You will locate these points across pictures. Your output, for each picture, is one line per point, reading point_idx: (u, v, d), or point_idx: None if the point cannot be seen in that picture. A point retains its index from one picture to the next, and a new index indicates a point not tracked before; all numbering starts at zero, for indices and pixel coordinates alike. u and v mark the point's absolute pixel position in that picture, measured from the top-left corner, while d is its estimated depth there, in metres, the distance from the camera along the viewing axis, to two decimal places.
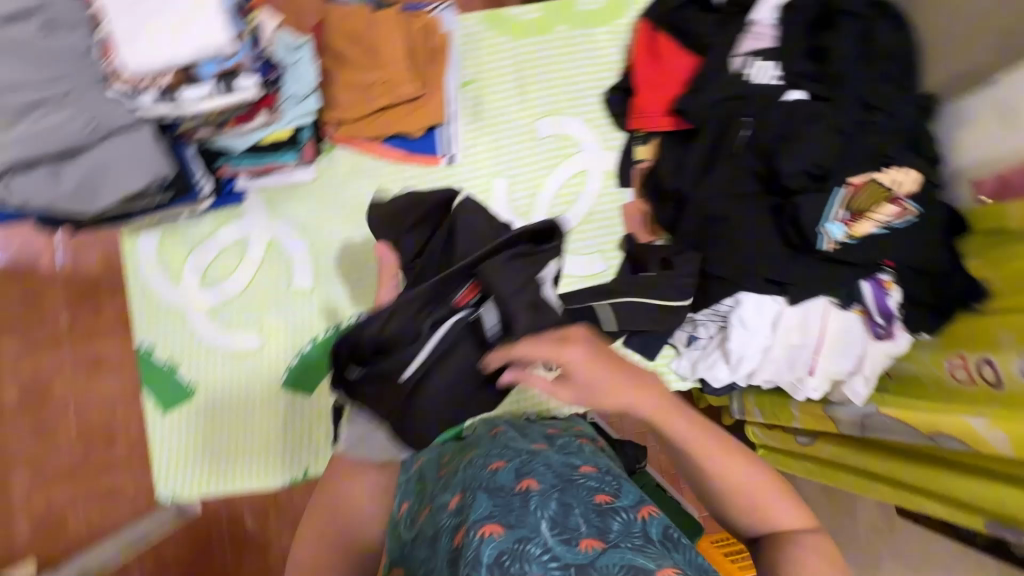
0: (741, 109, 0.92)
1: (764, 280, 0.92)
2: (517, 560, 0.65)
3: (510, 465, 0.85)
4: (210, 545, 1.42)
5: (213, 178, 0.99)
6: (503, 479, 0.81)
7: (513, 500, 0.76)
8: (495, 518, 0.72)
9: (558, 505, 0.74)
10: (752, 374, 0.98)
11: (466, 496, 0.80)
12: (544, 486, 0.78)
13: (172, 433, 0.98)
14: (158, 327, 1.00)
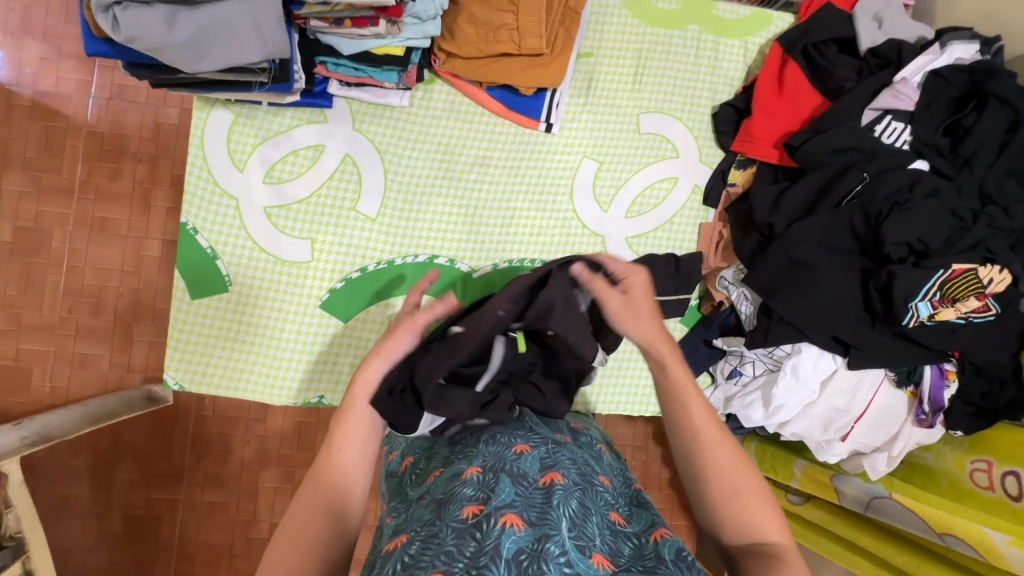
0: (863, 164, 0.90)
1: (831, 338, 0.91)
2: (535, 562, 0.54)
3: (537, 451, 0.68)
4: (171, 443, 1.36)
5: (307, 74, 0.92)
6: (526, 465, 0.66)
7: (535, 494, 0.62)
8: (516, 507, 0.60)
9: (581, 509, 0.62)
10: (784, 424, 0.98)
11: (485, 473, 0.65)
12: (570, 484, 0.64)
13: (197, 320, 0.94)
14: (211, 209, 0.95)
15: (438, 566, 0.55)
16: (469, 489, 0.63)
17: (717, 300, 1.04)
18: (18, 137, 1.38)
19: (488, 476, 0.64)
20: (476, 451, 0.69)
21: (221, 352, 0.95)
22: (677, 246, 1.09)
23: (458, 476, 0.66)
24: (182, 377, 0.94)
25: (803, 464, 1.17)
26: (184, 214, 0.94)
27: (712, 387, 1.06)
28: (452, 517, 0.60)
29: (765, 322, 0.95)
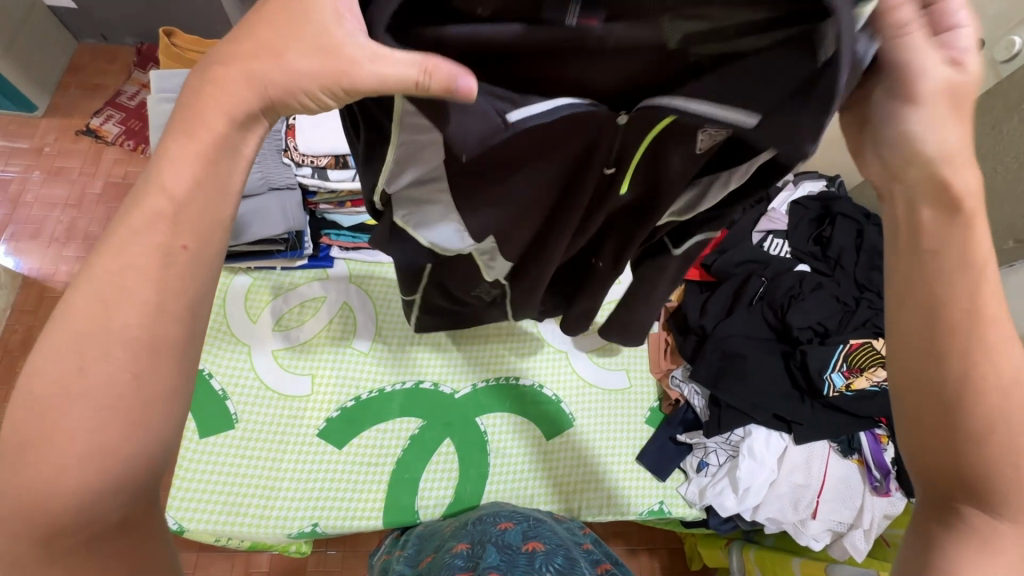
0: (760, 271, 1.13)
1: (771, 415, 1.03)
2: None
3: (519, 526, 0.81)
4: None
5: (314, 243, 1.17)
6: (509, 536, 0.77)
7: (519, 554, 0.70)
8: (500, 568, 0.64)
9: (565, 562, 0.69)
10: (757, 508, 1.04)
11: (473, 545, 0.76)
12: (552, 546, 0.74)
13: (202, 458, 1.01)
14: (225, 356, 1.10)
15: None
16: (459, 556, 0.74)
17: (674, 398, 1.16)
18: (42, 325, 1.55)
19: (476, 546, 0.75)
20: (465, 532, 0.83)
21: (222, 488, 1.01)
22: (631, 356, 1.23)
23: (450, 550, 0.78)
24: (182, 516, 0.97)
25: (800, 562, 1.18)
26: (203, 361, 1.08)
27: (686, 482, 1.12)
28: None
29: (717, 411, 1.07)
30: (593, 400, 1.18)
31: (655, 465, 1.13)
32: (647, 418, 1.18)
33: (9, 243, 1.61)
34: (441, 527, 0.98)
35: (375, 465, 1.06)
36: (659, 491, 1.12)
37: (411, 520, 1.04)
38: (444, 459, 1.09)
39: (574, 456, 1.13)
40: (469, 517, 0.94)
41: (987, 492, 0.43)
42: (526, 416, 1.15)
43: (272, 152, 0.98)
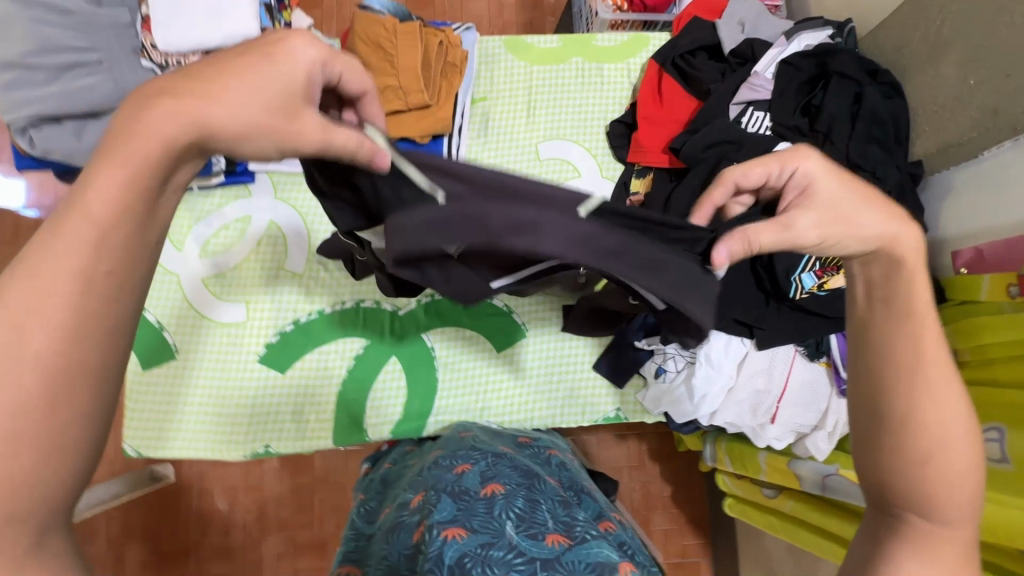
0: (731, 153, 0.95)
1: (732, 320, 0.93)
2: (480, 564, 0.60)
3: (477, 467, 0.79)
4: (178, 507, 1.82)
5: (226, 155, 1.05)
6: (466, 481, 0.75)
7: (477, 503, 0.70)
8: (458, 520, 0.67)
9: (528, 503, 0.71)
10: (713, 414, 0.99)
11: (428, 495, 0.75)
12: (511, 488, 0.74)
13: (148, 391, 1.02)
14: (153, 289, 1.05)
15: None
16: (414, 512, 0.73)
17: None
18: None
19: (431, 496, 0.73)
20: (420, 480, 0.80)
21: (172, 418, 1.02)
22: None
23: (407, 505, 0.77)
24: (141, 445, 1.01)
25: (765, 455, 1.17)
26: None
27: (645, 388, 1.07)
28: (406, 544, 0.71)
29: None
30: (545, 310, 1.10)
31: (611, 373, 1.08)
32: None
33: None
34: (402, 466, 0.95)
35: (321, 388, 1.05)
36: (617, 397, 1.09)
37: (362, 438, 1.05)
38: (391, 377, 1.07)
39: (526, 368, 1.09)
40: (429, 457, 0.91)
41: (923, 501, 0.49)
42: (475, 330, 1.09)
43: (124, 53, 0.86)
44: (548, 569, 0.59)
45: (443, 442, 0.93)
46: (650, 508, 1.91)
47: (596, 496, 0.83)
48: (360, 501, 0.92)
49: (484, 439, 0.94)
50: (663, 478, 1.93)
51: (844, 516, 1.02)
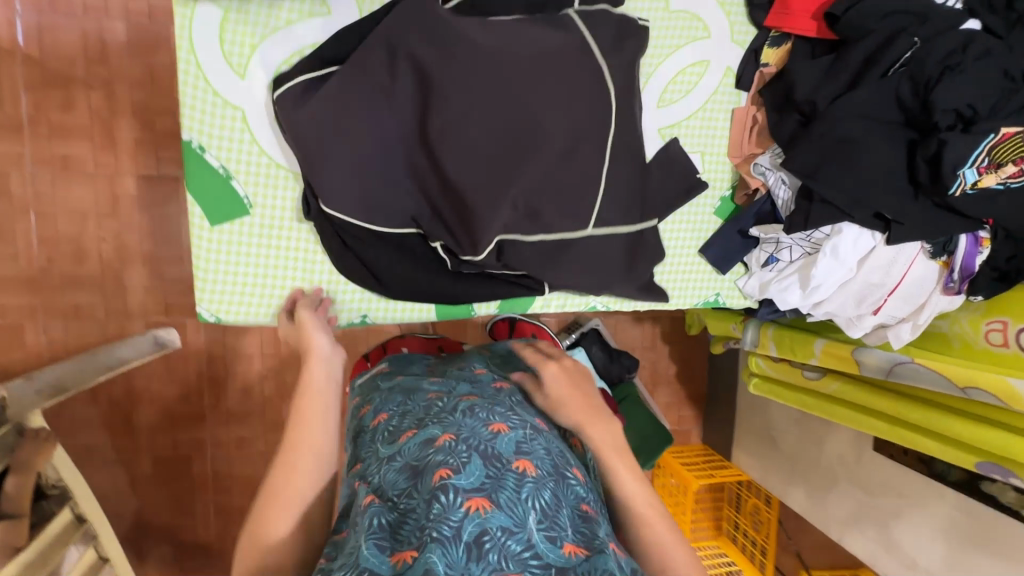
0: (914, 27, 0.86)
1: (873, 214, 0.91)
2: (498, 551, 0.60)
3: (513, 434, 0.74)
4: (192, 367, 1.75)
5: None
6: (500, 446, 0.71)
7: (506, 476, 0.67)
8: (484, 489, 0.65)
9: (553, 499, 0.68)
10: (816, 304, 1.02)
11: (456, 441, 0.71)
12: (542, 475, 0.70)
13: (219, 247, 0.88)
14: (214, 124, 0.85)
15: (412, 543, 0.61)
16: (441, 456, 0.69)
17: (753, 188, 1.02)
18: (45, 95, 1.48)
19: (462, 448, 0.70)
20: (451, 421, 0.75)
21: (252, 281, 0.90)
22: (709, 136, 1.05)
23: (432, 443, 0.72)
24: (221, 308, 0.90)
25: (823, 343, 1.25)
26: (187, 131, 0.85)
27: (747, 275, 1.08)
28: (423, 488, 0.67)
29: (806, 205, 0.95)
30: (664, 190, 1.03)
31: (718, 259, 1.06)
32: (716, 210, 1.06)
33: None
34: (426, 390, 0.90)
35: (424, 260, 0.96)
36: (718, 283, 1.09)
37: (466, 312, 1.01)
38: None
39: None
40: (460, 394, 0.85)
41: None
42: None
43: None
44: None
45: (477, 391, 0.86)
46: (655, 384, 2.07)
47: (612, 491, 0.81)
48: (380, 419, 0.86)
49: (518, 398, 0.87)
50: (671, 357, 2.06)
51: (900, 397, 1.12)
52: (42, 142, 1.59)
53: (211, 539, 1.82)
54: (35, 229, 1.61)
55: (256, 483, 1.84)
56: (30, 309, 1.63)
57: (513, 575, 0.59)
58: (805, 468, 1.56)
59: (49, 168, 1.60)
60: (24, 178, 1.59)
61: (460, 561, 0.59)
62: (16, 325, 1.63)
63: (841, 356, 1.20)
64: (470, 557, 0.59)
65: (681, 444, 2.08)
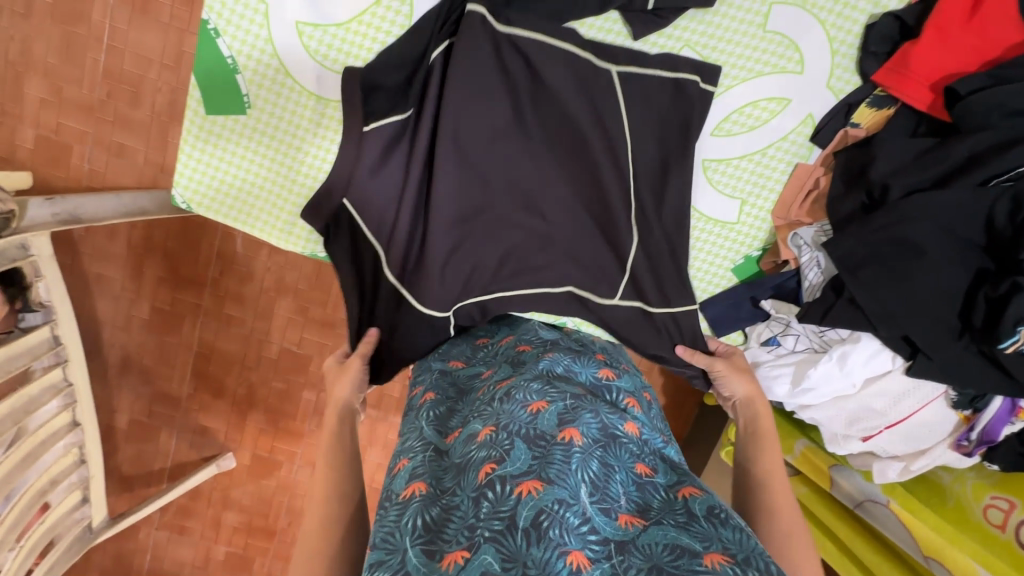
0: None
1: (900, 336, 0.78)
2: (557, 526, 0.51)
3: (554, 406, 0.64)
4: (208, 235, 1.82)
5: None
6: (542, 423, 0.62)
7: (554, 451, 0.59)
8: (531, 472, 0.56)
9: (602, 468, 0.60)
10: (803, 406, 0.90)
11: (497, 432, 0.62)
12: (589, 443, 0.61)
13: (210, 139, 0.86)
14: (234, 10, 0.80)
15: (463, 541, 0.52)
16: (483, 451, 0.60)
17: (784, 258, 0.90)
18: None
19: (503, 436, 0.61)
20: (490, 412, 0.66)
21: (236, 178, 0.88)
22: (756, 184, 0.91)
23: (474, 440, 0.63)
24: (193, 197, 0.89)
25: (805, 444, 1.11)
26: (205, 10, 0.80)
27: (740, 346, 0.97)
28: (469, 481, 0.58)
29: (828, 299, 0.82)
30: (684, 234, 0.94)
31: (715, 319, 0.95)
32: (735, 267, 0.95)
33: None
34: (477, 374, 0.80)
35: None
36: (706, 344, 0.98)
37: None
38: None
39: None
40: (501, 379, 0.74)
41: None
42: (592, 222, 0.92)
43: None
44: (622, 554, 0.52)
45: (519, 367, 0.76)
46: None
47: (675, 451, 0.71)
48: (428, 398, 0.76)
49: (566, 361, 0.77)
50: (661, 390, 1.96)
51: (863, 530, 1.01)
52: None
53: (182, 395, 1.94)
54: (103, 61, 1.66)
55: (234, 361, 1.93)
56: (82, 135, 1.70)
57: (576, 551, 0.50)
58: None
59: (129, 6, 1.62)
60: (104, 9, 1.62)
61: (518, 550, 0.51)
62: (65, 146, 1.71)
63: (817, 463, 1.08)
64: (529, 543, 0.51)
65: None
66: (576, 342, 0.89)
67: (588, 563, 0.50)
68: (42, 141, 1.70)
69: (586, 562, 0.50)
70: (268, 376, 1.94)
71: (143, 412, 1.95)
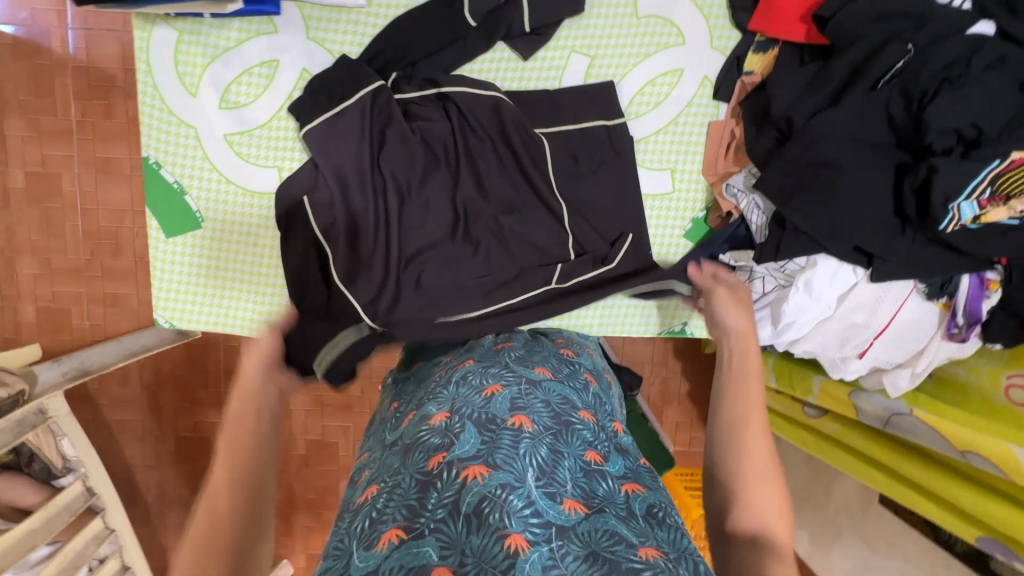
0: (908, 33, 0.75)
1: (852, 247, 0.80)
2: (498, 511, 0.53)
3: (508, 391, 0.68)
4: (212, 355, 1.88)
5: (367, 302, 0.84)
6: (494, 407, 0.66)
7: (502, 435, 0.61)
8: (479, 457, 0.59)
9: (551, 454, 0.62)
10: (793, 343, 0.91)
11: (451, 418, 0.65)
12: (539, 430, 0.64)
13: (176, 259, 0.93)
14: (169, 142, 0.89)
15: (398, 519, 0.54)
16: (436, 437, 0.63)
17: (726, 211, 0.94)
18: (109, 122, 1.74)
19: (455, 421, 0.64)
20: (443, 396, 0.69)
21: (202, 285, 0.94)
22: (680, 152, 0.96)
23: (426, 422, 0.66)
24: (173, 315, 0.95)
25: (819, 380, 1.12)
26: (145, 148, 0.89)
27: None
28: (417, 466, 0.60)
29: (775, 234, 0.85)
30: (651, 218, 0.98)
31: (685, 287, 0.98)
32: (687, 232, 0.99)
33: (76, 32, 1.70)
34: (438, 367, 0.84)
35: None
36: (686, 312, 1.01)
37: None
38: None
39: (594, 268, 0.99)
40: (459, 360, 0.79)
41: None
42: None
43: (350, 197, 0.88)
44: (562, 540, 0.52)
45: (475, 352, 0.79)
46: (665, 401, 1.96)
47: (628, 440, 0.73)
48: (390, 407, 0.79)
49: (522, 354, 0.80)
50: (681, 375, 1.95)
51: (902, 449, 0.99)
52: (87, 146, 1.75)
53: None
54: (81, 225, 1.78)
55: None
56: (77, 297, 1.80)
57: (516, 534, 0.51)
58: (807, 513, 1.42)
59: (93, 170, 1.76)
60: (72, 179, 1.76)
61: (458, 537, 0.51)
62: (64, 310, 1.81)
63: (837, 397, 1.08)
64: (468, 531, 0.52)
65: (690, 468, 1.96)
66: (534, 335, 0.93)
67: (528, 545, 0.51)
68: (43, 312, 1.80)
69: (525, 544, 0.51)
70: (302, 472, 1.96)
71: None
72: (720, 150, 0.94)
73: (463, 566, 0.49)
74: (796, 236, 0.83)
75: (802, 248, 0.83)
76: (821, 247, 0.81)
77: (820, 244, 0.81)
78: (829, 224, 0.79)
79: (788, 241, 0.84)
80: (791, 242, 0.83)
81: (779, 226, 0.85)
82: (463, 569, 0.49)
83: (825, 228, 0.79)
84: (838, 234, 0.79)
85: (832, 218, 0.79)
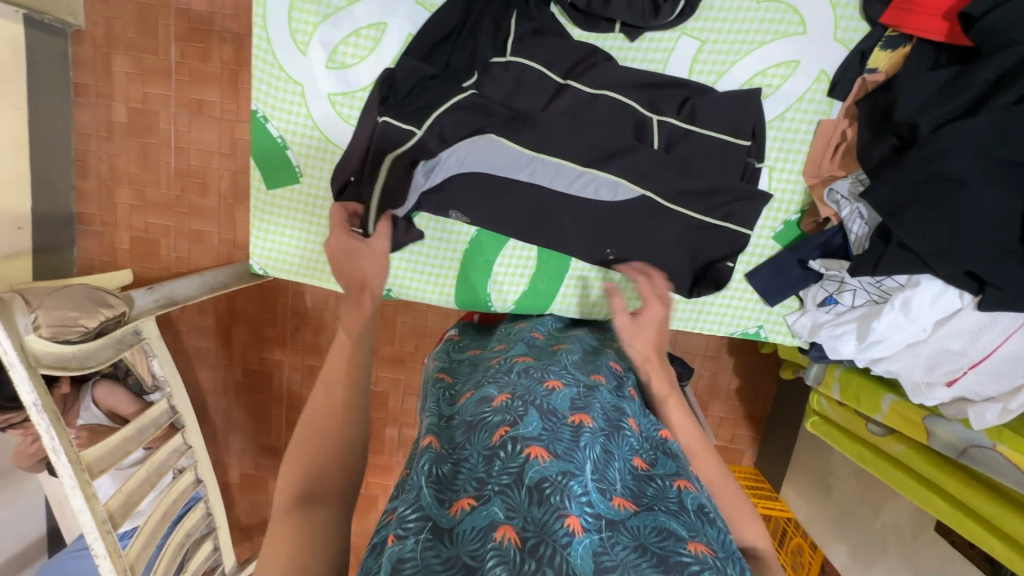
0: None
1: (961, 271, 0.76)
2: (560, 492, 0.53)
3: (568, 391, 0.68)
4: (281, 297, 2.00)
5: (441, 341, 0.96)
6: (556, 402, 0.65)
7: (563, 429, 0.62)
8: (542, 439, 0.59)
9: (603, 454, 0.62)
10: (877, 361, 0.89)
11: (513, 401, 0.65)
12: (597, 428, 0.64)
13: (273, 211, 0.99)
14: (277, 97, 0.93)
15: (470, 491, 0.55)
16: (498, 415, 0.63)
17: (824, 216, 0.90)
18: (205, 65, 1.82)
19: (517, 404, 0.64)
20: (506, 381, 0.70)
21: (297, 238, 1.00)
22: (782, 150, 0.92)
23: (488, 402, 0.67)
24: (265, 263, 1.01)
25: (893, 399, 1.09)
26: (254, 101, 0.93)
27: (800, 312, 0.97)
28: (481, 442, 0.61)
29: (879, 248, 0.82)
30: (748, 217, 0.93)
31: (766, 289, 0.96)
32: (777, 234, 0.96)
33: None
34: (490, 354, 0.85)
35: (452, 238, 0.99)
36: (764, 316, 0.99)
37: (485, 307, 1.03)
38: (519, 250, 1.00)
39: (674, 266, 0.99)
40: (515, 354, 0.80)
41: None
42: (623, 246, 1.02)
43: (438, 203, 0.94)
44: (613, 530, 0.53)
45: (534, 352, 0.80)
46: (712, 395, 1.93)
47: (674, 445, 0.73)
48: (443, 379, 0.83)
49: (579, 358, 0.80)
50: (733, 372, 1.91)
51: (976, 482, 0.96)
52: (183, 88, 1.84)
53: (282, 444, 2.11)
54: (174, 162, 1.89)
55: None
56: (166, 229, 1.94)
57: (574, 515, 0.52)
58: (851, 528, 1.39)
59: (187, 111, 1.85)
60: (169, 118, 1.86)
61: (521, 505, 0.53)
62: (154, 241, 1.95)
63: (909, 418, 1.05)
64: (532, 501, 0.53)
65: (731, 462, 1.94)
66: (582, 336, 0.92)
67: (583, 529, 0.51)
68: (136, 241, 1.95)
69: (582, 527, 0.51)
70: None
71: (251, 466, 2.13)
72: (827, 153, 0.89)
73: (526, 531, 0.51)
74: (902, 254, 0.79)
75: (906, 266, 0.79)
76: (927, 268, 0.78)
77: (926, 266, 0.78)
78: (945, 244, 0.74)
79: (891, 258, 0.80)
80: (892, 260, 0.80)
81: (885, 241, 0.82)
82: (525, 535, 0.50)
83: (935, 249, 0.75)
84: (949, 257, 0.74)
85: (948, 240, 0.74)
